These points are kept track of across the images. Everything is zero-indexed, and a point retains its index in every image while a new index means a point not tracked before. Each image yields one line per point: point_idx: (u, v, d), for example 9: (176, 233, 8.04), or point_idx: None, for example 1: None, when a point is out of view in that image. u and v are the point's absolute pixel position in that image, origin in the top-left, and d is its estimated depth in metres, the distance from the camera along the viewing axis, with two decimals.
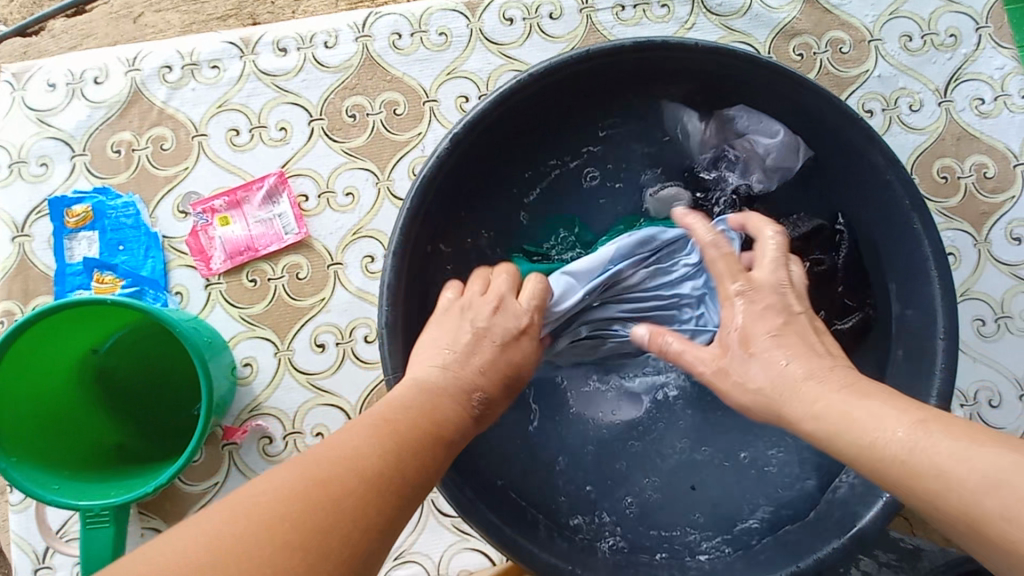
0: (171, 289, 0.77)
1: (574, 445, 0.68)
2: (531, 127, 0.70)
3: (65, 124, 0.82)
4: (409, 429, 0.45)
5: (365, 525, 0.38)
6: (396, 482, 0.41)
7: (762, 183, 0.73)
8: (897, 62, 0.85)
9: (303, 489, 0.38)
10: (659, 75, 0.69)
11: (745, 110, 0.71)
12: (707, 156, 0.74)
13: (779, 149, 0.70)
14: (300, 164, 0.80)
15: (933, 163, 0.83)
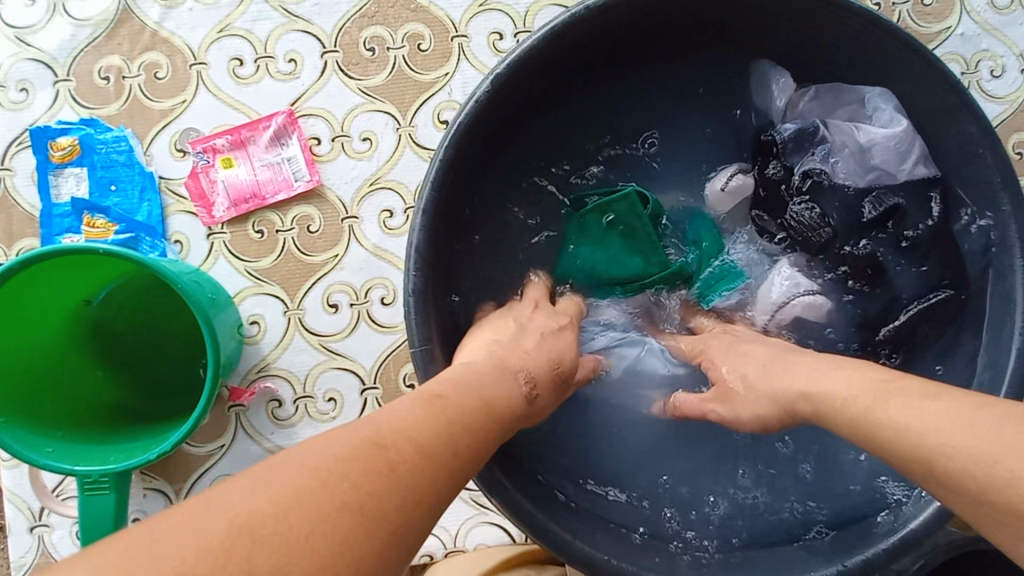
0: (169, 237, 0.71)
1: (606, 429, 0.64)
2: (578, 71, 0.62)
3: (46, 44, 0.72)
4: (463, 405, 0.41)
5: (416, 492, 0.34)
6: (448, 454, 0.38)
7: (846, 173, 0.63)
8: (983, 20, 0.76)
9: (359, 451, 0.33)
10: (727, 18, 0.60)
11: (879, 92, 0.61)
12: (791, 129, 0.65)
13: (891, 141, 0.60)
14: (311, 103, 0.72)
15: (1008, 137, 0.76)
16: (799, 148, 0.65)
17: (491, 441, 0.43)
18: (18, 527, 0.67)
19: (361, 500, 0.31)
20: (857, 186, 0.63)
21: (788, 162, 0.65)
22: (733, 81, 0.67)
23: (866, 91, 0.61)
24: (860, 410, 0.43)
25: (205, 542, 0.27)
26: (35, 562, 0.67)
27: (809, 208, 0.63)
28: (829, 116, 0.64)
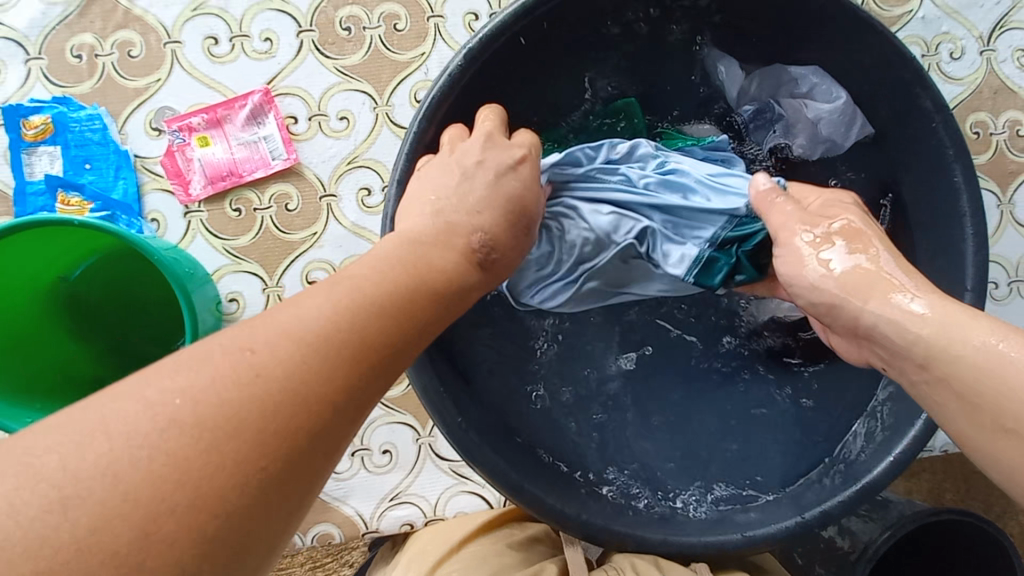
0: (146, 215, 0.71)
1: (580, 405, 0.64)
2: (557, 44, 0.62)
3: (16, 21, 0.70)
4: (372, 296, 0.36)
5: (315, 391, 0.32)
6: (354, 340, 0.34)
7: (802, 150, 0.69)
8: (944, 4, 0.78)
9: (240, 386, 0.30)
10: None
11: (816, 71, 0.65)
12: (749, 110, 0.69)
13: (831, 118, 0.65)
14: (287, 82, 0.72)
15: (967, 118, 0.78)
16: (759, 125, 0.69)
17: (425, 319, 0.39)
18: None
19: (245, 444, 0.29)
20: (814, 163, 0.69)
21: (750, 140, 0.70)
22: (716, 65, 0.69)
23: (799, 70, 0.66)
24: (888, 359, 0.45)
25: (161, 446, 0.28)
26: None
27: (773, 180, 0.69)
28: (779, 93, 0.68)
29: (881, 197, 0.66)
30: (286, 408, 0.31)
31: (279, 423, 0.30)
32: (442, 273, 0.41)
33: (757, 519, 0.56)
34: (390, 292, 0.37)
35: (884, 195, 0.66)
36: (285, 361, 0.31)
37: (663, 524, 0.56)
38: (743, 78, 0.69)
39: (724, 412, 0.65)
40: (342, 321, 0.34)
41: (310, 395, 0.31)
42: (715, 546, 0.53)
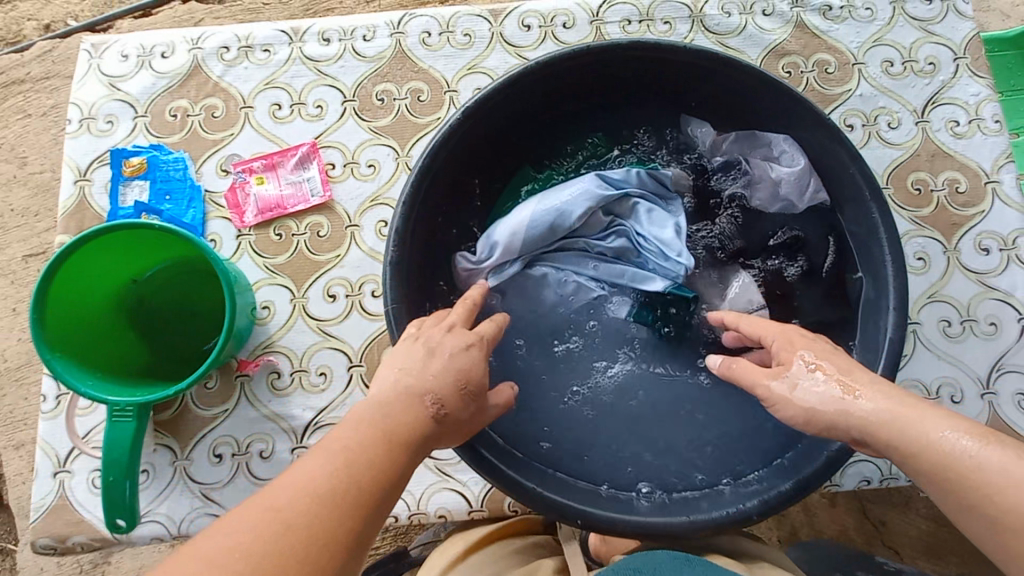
0: (206, 236, 0.87)
1: (549, 407, 0.72)
2: (548, 109, 0.76)
3: (132, 89, 0.92)
4: (361, 450, 0.49)
5: (330, 534, 0.43)
6: (353, 491, 0.46)
7: (763, 203, 0.76)
8: (878, 84, 0.91)
9: (272, 533, 0.42)
10: (668, 77, 0.73)
11: (787, 142, 0.72)
12: (720, 161, 0.77)
13: (791, 181, 0.72)
14: (331, 138, 0.91)
15: (907, 176, 0.89)
16: (725, 176, 0.76)
17: (404, 460, 0.51)
18: (45, 471, 0.80)
19: None
20: (773, 214, 0.76)
21: (719, 185, 0.77)
22: (692, 119, 0.77)
23: (773, 137, 0.73)
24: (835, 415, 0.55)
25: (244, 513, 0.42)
26: (53, 503, 0.79)
27: (732, 221, 0.76)
28: (751, 152, 0.76)
29: (828, 236, 0.73)
30: (310, 551, 0.42)
31: (310, 567, 0.41)
32: (408, 426, 0.53)
33: (704, 508, 0.61)
34: (371, 453, 0.49)
35: (829, 235, 0.73)
36: (304, 515, 0.43)
37: (615, 505, 0.62)
38: (717, 133, 0.76)
39: (683, 416, 0.72)
40: (340, 479, 0.46)
41: (328, 535, 0.43)
42: (660, 527, 0.59)
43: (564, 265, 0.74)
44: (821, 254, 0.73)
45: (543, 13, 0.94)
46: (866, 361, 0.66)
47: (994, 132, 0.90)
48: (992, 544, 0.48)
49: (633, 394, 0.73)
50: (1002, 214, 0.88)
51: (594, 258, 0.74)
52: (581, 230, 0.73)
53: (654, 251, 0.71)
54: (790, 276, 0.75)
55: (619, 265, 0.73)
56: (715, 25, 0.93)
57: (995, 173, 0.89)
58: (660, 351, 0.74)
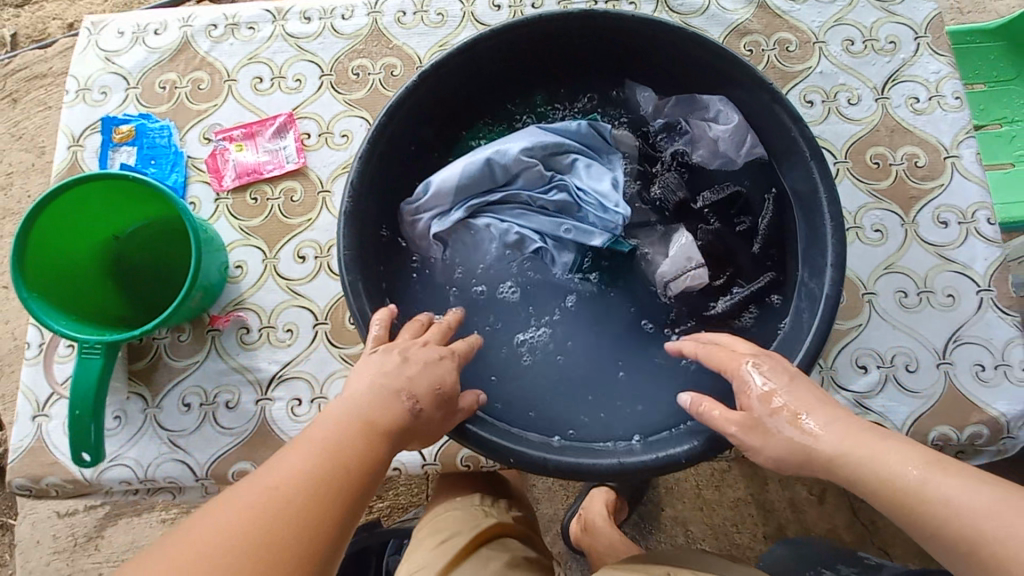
0: (187, 199, 0.92)
1: (499, 362, 0.74)
2: (502, 76, 0.80)
3: (126, 63, 0.98)
4: (348, 437, 0.51)
5: (323, 515, 0.45)
6: (342, 474, 0.48)
7: (703, 161, 0.81)
8: (839, 62, 0.93)
9: (267, 514, 0.43)
10: (615, 44, 0.77)
11: (720, 101, 0.77)
12: (661, 123, 0.83)
13: (726, 137, 0.77)
14: (308, 109, 0.95)
15: (866, 150, 0.90)
16: (668, 136, 0.82)
17: (388, 446, 0.54)
18: (24, 415, 0.84)
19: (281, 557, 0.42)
20: (711, 171, 0.81)
21: (661, 146, 0.83)
22: (636, 83, 0.82)
23: (708, 99, 0.79)
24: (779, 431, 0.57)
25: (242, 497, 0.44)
26: (30, 445, 0.83)
27: (673, 178, 0.81)
28: (691, 115, 0.81)
29: (768, 190, 0.77)
30: (303, 532, 0.43)
31: (303, 545, 0.43)
32: (386, 418, 0.55)
33: (634, 453, 0.64)
34: (354, 444, 0.51)
35: (769, 190, 0.77)
36: (298, 497, 0.45)
37: (550, 448, 0.65)
38: (658, 97, 0.82)
39: (621, 372, 0.75)
40: (327, 465, 0.48)
41: (321, 517, 0.45)
42: (587, 469, 0.62)
43: (508, 214, 0.78)
44: (757, 213, 0.78)
45: None
46: (806, 317, 0.67)
47: (955, 108, 0.91)
48: (896, 476, 0.51)
49: (573, 350, 0.76)
50: (961, 188, 0.88)
51: (536, 209, 0.79)
52: (524, 183, 0.78)
53: (594, 204, 0.77)
54: (728, 233, 0.79)
55: (560, 217, 0.78)
56: (678, 5, 0.96)
57: (955, 148, 0.90)
58: (604, 306, 0.78)
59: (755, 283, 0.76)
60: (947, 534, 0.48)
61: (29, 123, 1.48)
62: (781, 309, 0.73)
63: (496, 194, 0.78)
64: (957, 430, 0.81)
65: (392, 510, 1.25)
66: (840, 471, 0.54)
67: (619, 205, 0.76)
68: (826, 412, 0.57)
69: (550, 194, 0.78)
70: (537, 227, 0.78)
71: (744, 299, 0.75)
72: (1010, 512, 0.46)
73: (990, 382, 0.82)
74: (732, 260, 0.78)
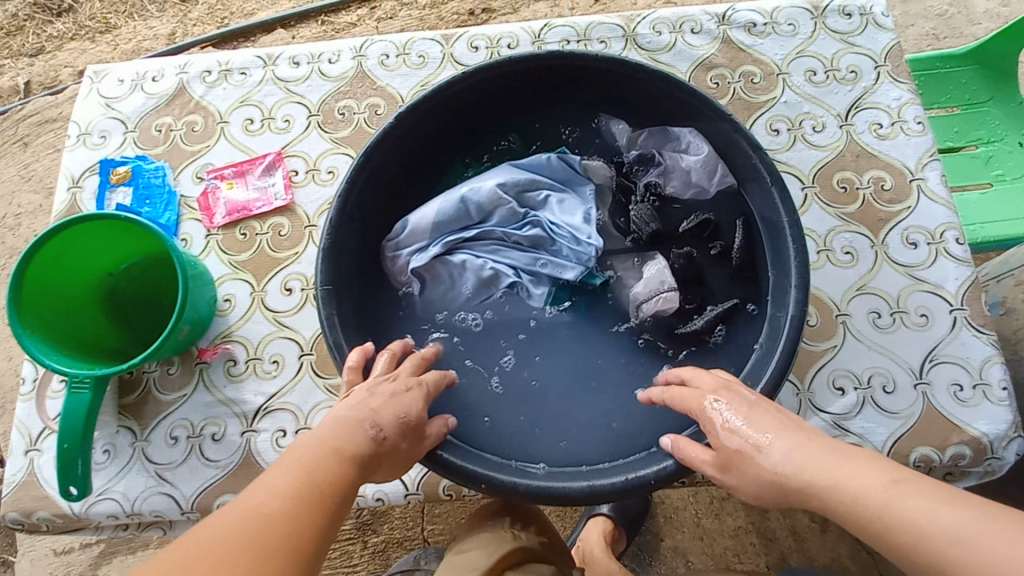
0: (179, 236, 0.96)
1: (478, 390, 0.76)
2: (478, 112, 0.84)
3: (125, 108, 1.03)
4: (321, 457, 0.54)
5: (307, 523, 0.47)
6: (319, 488, 0.50)
7: (677, 190, 0.83)
8: (803, 92, 0.98)
9: (252, 524, 0.44)
10: (583, 81, 0.82)
11: (691, 133, 0.81)
12: (635, 154, 0.85)
13: (698, 167, 0.80)
14: (296, 148, 1.00)
15: (833, 175, 0.93)
16: (642, 167, 0.84)
17: (359, 465, 0.56)
18: (17, 449, 0.86)
19: (271, 561, 0.43)
20: (684, 200, 0.83)
21: (636, 176, 0.85)
22: (607, 119, 0.86)
23: (679, 131, 0.82)
24: (757, 460, 0.58)
25: (224, 516, 0.45)
26: (22, 479, 0.85)
27: (647, 207, 0.82)
28: (663, 146, 0.84)
29: (737, 219, 0.80)
30: (289, 535, 0.45)
31: (290, 550, 0.44)
32: (352, 442, 0.57)
33: (605, 476, 0.65)
34: (327, 461, 0.53)
35: (738, 218, 0.80)
36: (280, 509, 0.47)
37: (520, 473, 0.66)
38: (629, 130, 0.86)
39: (597, 395, 0.76)
40: (304, 480, 0.50)
41: (307, 524, 0.47)
42: (560, 491, 0.63)
43: (483, 248, 0.80)
44: (730, 239, 0.80)
45: (490, 36, 1.04)
46: (774, 339, 0.69)
47: (917, 133, 0.95)
48: (859, 495, 0.51)
49: (547, 376, 0.78)
50: (928, 209, 0.91)
51: (510, 242, 0.81)
52: (499, 221, 0.81)
53: (566, 237, 0.79)
54: (704, 259, 0.80)
55: (534, 250, 0.80)
56: (647, 43, 1.02)
57: (920, 171, 0.93)
58: (579, 331, 0.80)
59: (728, 306, 0.76)
60: (912, 553, 0.47)
61: (39, 165, 1.54)
62: (752, 330, 0.75)
63: (471, 231, 0.80)
64: (939, 451, 0.79)
65: (387, 545, 1.23)
66: (808, 491, 0.55)
67: (592, 236, 0.79)
68: (793, 438, 0.58)
69: (524, 227, 0.81)
70: (513, 263, 0.80)
71: (717, 320, 0.76)
72: (972, 525, 0.46)
73: (969, 403, 0.80)
74: (705, 287, 0.79)
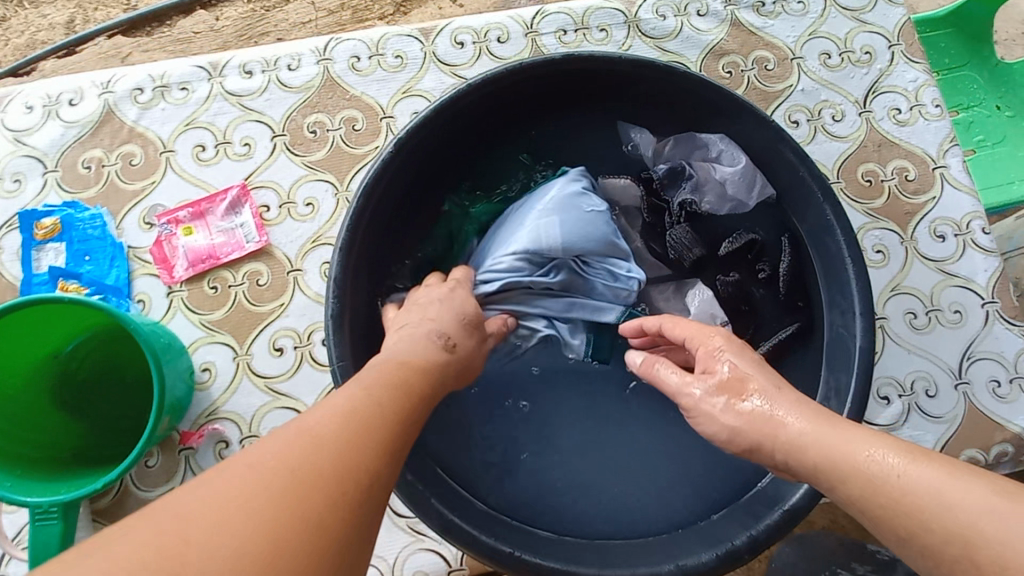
0: (134, 297, 0.80)
1: (521, 453, 0.70)
2: (484, 124, 0.73)
3: (39, 143, 0.85)
4: (391, 376, 0.47)
5: (377, 447, 0.40)
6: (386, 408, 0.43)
7: (713, 207, 0.76)
8: (819, 77, 0.91)
9: (307, 441, 0.37)
10: (601, 84, 0.72)
11: (724, 141, 0.73)
12: (663, 168, 0.76)
13: (735, 179, 0.73)
14: (263, 177, 0.85)
15: (857, 168, 0.88)
16: (672, 184, 0.76)
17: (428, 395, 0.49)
18: None
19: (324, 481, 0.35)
20: (722, 218, 0.76)
21: (665, 195, 0.76)
22: (626, 130, 0.76)
23: (708, 137, 0.74)
24: None
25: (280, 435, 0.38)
26: None
27: (684, 230, 0.75)
28: (692, 156, 0.76)
29: (781, 236, 0.74)
30: (347, 457, 0.38)
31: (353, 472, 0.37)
32: (423, 358, 0.51)
33: (685, 547, 0.60)
34: (395, 380, 0.47)
35: (782, 234, 0.74)
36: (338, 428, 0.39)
37: (597, 559, 0.59)
38: (654, 140, 0.76)
39: (645, 440, 0.72)
40: (369, 398, 0.43)
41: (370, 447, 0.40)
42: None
43: (514, 300, 0.69)
44: (777, 260, 0.74)
45: (475, 29, 0.91)
46: (841, 372, 0.64)
47: (935, 117, 0.91)
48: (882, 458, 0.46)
49: (590, 429, 0.72)
50: (953, 199, 0.88)
51: (540, 290, 0.69)
52: (523, 269, 0.67)
53: (602, 272, 0.69)
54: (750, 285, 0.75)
55: (569, 295, 0.70)
56: (651, 29, 0.92)
57: (942, 158, 0.89)
58: (621, 376, 0.73)
59: (786, 335, 0.71)
60: (932, 526, 0.40)
61: None
62: (807, 358, 0.70)
63: (494, 284, 0.67)
64: (984, 451, 0.79)
65: None
66: (800, 446, 0.48)
67: (631, 269, 0.69)
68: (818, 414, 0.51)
69: (553, 268, 0.68)
70: (545, 312, 0.70)
71: (773, 351, 0.71)
72: (1002, 502, 0.39)
73: (1008, 399, 0.80)
74: (751, 314, 0.73)
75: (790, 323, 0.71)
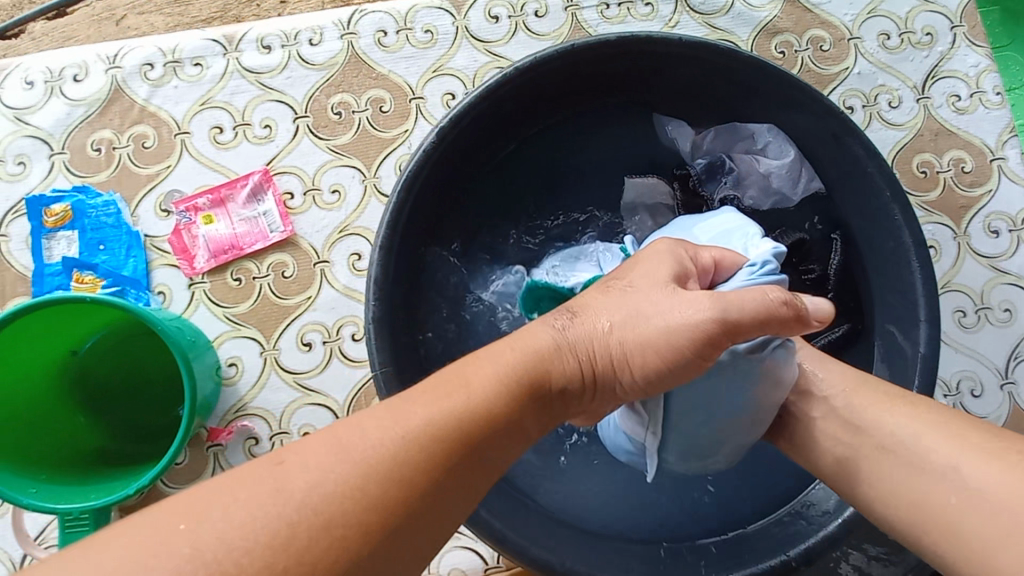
0: (153, 289, 0.76)
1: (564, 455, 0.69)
2: (527, 109, 0.68)
3: (43, 122, 0.79)
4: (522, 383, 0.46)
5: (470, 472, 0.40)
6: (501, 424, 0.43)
7: (755, 201, 0.72)
8: (876, 60, 0.86)
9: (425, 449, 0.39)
10: (652, 68, 0.67)
11: (772, 132, 0.69)
12: (701, 163, 0.72)
13: (780, 173, 0.69)
14: (285, 162, 0.80)
15: (912, 158, 0.84)
16: (711, 178, 0.72)
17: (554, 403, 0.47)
18: None
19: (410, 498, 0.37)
20: (765, 213, 0.72)
21: (704, 191, 0.72)
22: (659, 124, 0.72)
23: (755, 127, 0.69)
24: None
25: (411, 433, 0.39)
26: None
27: None
28: (734, 148, 0.71)
29: (832, 233, 0.70)
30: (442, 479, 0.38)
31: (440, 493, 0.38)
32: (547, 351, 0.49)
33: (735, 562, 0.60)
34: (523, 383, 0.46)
35: (831, 232, 0.70)
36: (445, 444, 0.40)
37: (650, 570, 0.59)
38: (691, 133, 0.72)
39: None
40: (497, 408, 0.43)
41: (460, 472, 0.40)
42: None
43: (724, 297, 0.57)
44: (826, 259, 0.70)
45: (511, 2, 0.84)
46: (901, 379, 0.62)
47: (996, 105, 0.86)
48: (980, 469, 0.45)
49: None
50: (1009, 192, 0.84)
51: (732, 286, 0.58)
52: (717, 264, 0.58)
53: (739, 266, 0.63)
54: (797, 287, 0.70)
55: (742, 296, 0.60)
56: (699, 4, 0.85)
57: (1000, 149, 0.85)
58: None
59: (835, 335, 0.68)
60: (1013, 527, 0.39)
61: None
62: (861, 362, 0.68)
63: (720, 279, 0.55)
64: None
65: None
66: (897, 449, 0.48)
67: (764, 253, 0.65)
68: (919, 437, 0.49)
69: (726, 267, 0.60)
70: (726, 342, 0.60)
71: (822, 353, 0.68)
72: None
73: None
74: None
75: (842, 324, 0.68)
